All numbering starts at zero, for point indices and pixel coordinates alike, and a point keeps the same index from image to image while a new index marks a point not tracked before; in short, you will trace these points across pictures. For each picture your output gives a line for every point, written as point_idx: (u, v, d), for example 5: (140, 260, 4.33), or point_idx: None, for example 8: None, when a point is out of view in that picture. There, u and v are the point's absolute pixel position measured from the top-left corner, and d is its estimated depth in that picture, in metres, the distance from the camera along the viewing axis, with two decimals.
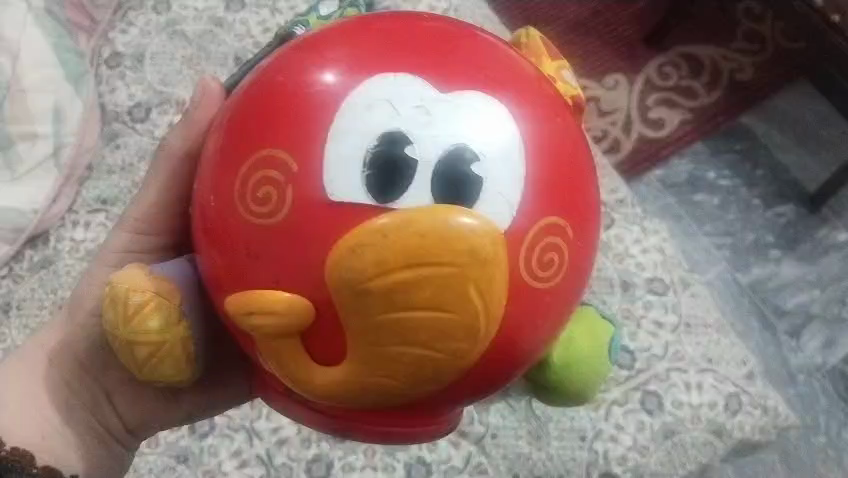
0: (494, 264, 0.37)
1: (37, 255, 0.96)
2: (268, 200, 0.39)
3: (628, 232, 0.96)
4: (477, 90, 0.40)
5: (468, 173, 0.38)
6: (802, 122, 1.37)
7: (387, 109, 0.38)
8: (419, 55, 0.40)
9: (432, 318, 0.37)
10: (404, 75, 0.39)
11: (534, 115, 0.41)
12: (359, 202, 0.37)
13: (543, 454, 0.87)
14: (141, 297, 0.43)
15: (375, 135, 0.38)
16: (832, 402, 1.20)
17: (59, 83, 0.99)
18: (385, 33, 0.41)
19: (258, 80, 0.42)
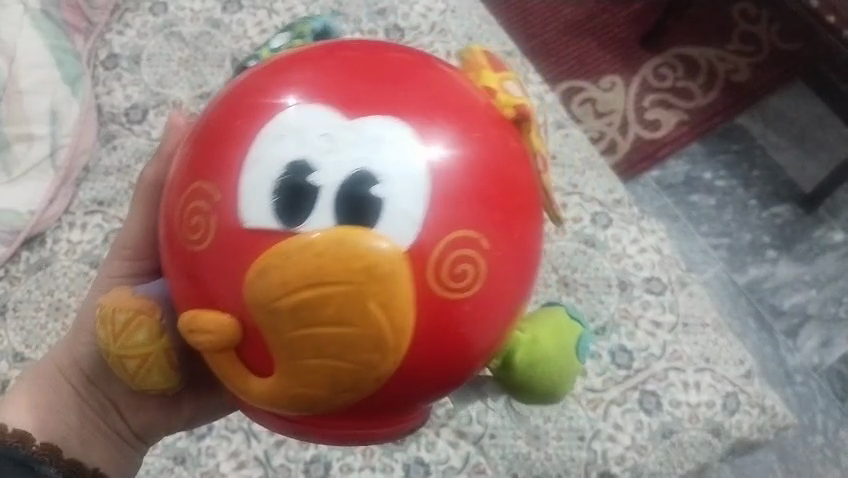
0: (391, 278, 0.37)
1: (33, 256, 0.95)
2: (195, 228, 0.40)
3: (626, 232, 0.96)
4: (388, 110, 0.40)
5: (369, 193, 0.38)
6: (797, 123, 1.38)
7: (293, 139, 0.39)
8: (338, 82, 0.41)
9: (338, 333, 0.37)
10: (319, 101, 0.40)
11: (447, 130, 0.40)
12: (266, 229, 0.38)
13: (542, 453, 0.87)
14: (124, 315, 0.44)
15: (281, 164, 0.39)
16: (830, 402, 1.20)
17: (56, 84, 0.99)
18: (314, 64, 0.42)
19: (203, 117, 0.44)
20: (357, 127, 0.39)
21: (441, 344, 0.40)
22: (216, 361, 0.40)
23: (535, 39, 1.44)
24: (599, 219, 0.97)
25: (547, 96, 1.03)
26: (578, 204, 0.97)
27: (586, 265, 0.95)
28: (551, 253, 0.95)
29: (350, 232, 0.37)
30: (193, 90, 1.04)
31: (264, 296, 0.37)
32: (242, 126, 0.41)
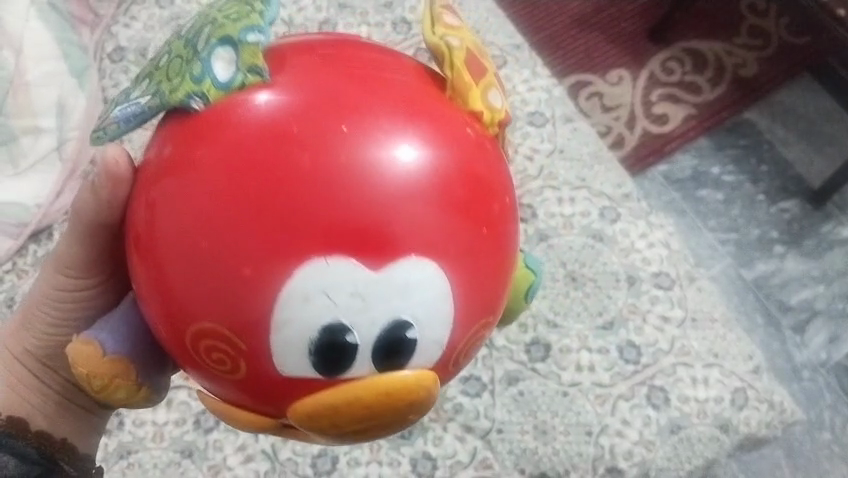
0: (433, 395, 0.38)
1: (40, 250, 0.95)
2: (220, 364, 0.38)
3: (634, 226, 0.96)
4: (412, 258, 0.36)
5: (410, 338, 0.36)
6: (805, 117, 1.37)
7: (322, 301, 0.35)
8: (349, 227, 0.35)
9: (380, 434, 0.39)
10: (336, 259, 0.35)
11: (471, 261, 0.38)
12: (305, 379, 0.37)
13: (549, 448, 0.86)
14: (101, 380, 0.44)
15: (315, 328, 0.36)
16: (837, 398, 1.19)
17: (63, 77, 0.99)
18: (309, 190, 0.35)
19: (176, 233, 0.37)
20: (392, 282, 0.36)
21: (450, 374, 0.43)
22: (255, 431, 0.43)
23: (542, 33, 1.43)
24: (607, 213, 0.96)
25: (555, 90, 1.03)
26: (586, 198, 0.97)
27: (594, 260, 0.94)
28: (559, 246, 0.95)
29: (376, 387, 0.36)
30: None
31: (300, 419, 0.38)
32: (244, 269, 0.36)
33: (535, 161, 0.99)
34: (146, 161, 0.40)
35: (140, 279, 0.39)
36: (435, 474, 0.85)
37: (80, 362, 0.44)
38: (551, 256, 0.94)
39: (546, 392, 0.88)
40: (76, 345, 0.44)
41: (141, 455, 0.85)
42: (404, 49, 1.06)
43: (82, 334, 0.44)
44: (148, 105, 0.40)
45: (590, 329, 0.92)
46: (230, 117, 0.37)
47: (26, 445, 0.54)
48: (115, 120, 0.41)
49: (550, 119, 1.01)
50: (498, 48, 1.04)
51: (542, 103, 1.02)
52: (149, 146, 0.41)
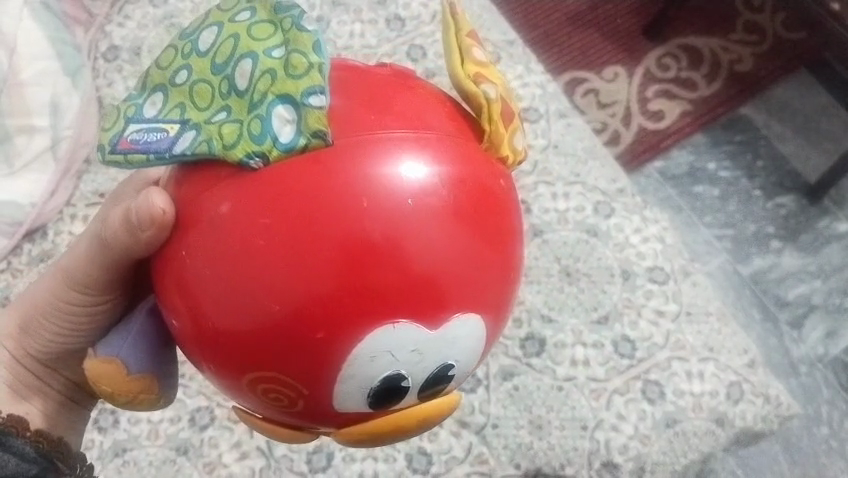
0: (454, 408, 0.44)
1: (35, 249, 0.95)
2: (278, 401, 0.41)
3: (628, 221, 0.96)
4: (464, 317, 0.40)
5: (451, 375, 0.42)
6: (801, 113, 1.37)
7: (386, 356, 0.39)
8: (418, 296, 0.38)
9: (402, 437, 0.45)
10: (403, 324, 0.38)
11: (500, 307, 0.42)
12: (357, 412, 0.41)
13: (544, 443, 0.86)
14: (125, 396, 0.47)
15: (377, 378, 0.39)
16: (834, 392, 1.19)
17: (56, 76, 0.99)
18: (384, 263, 0.38)
19: (247, 295, 0.38)
20: (444, 335, 0.40)
21: None
22: None
23: (537, 31, 1.43)
24: (601, 208, 0.96)
25: (549, 86, 1.03)
26: (580, 193, 0.97)
27: (589, 254, 0.94)
28: (553, 242, 0.95)
29: (419, 414, 0.41)
30: None
31: (345, 438, 0.42)
32: (317, 333, 0.38)
33: (529, 156, 0.99)
34: (189, 207, 0.41)
35: (194, 325, 0.41)
36: (430, 470, 0.85)
37: (107, 380, 0.45)
38: (545, 251, 0.94)
39: (540, 387, 0.88)
40: (97, 364, 0.45)
41: (136, 453, 0.85)
42: (397, 46, 1.06)
43: (101, 352, 0.46)
44: (195, 151, 0.40)
45: (585, 323, 0.92)
46: (294, 180, 0.38)
47: (25, 442, 0.53)
48: (146, 153, 0.41)
49: (544, 115, 1.01)
50: (491, 44, 1.04)
51: (536, 99, 1.02)
52: (195, 188, 0.41)
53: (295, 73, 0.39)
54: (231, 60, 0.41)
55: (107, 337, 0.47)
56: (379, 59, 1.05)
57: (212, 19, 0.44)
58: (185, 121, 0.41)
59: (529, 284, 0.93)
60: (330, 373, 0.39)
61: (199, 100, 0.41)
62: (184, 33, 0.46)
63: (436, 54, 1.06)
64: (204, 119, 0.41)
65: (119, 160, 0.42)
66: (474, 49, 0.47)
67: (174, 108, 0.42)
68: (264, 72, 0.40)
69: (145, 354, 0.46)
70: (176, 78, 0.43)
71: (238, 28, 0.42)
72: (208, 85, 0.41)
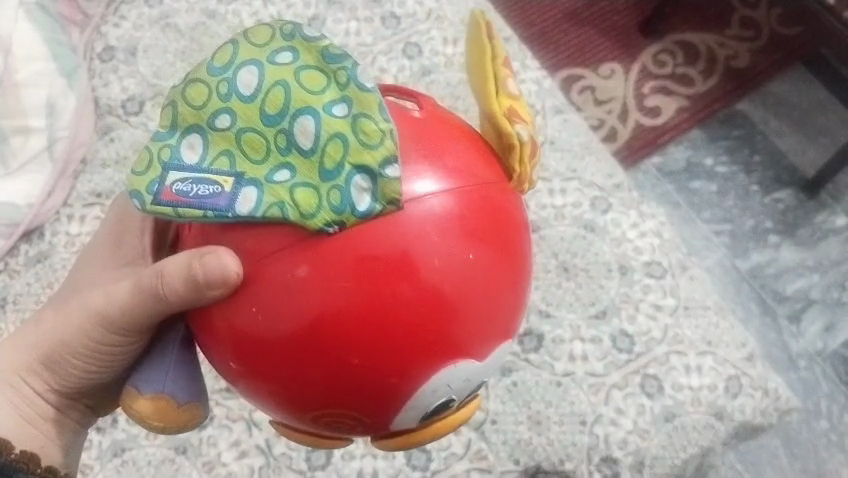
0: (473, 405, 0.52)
1: (32, 249, 0.95)
2: (339, 425, 0.47)
3: (625, 216, 0.95)
4: (501, 344, 0.47)
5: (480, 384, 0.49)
6: (798, 108, 1.37)
7: (443, 387, 0.45)
8: (474, 337, 0.45)
9: None
10: (462, 362, 0.45)
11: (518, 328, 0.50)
12: (404, 427, 0.47)
13: (543, 439, 0.86)
14: (176, 425, 0.50)
15: (433, 400, 0.46)
16: (834, 386, 1.20)
17: (51, 77, 0.99)
18: (452, 315, 0.44)
19: (330, 350, 0.43)
20: (487, 363, 0.47)
21: None
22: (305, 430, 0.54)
23: (533, 28, 1.43)
24: (598, 204, 0.96)
25: (545, 82, 1.03)
26: (577, 189, 0.97)
27: (586, 250, 0.94)
28: (551, 237, 0.95)
29: (455, 421, 0.49)
30: None
31: (388, 443, 0.49)
32: (391, 377, 0.43)
33: None
34: (257, 264, 0.44)
35: (267, 370, 0.45)
36: (429, 466, 0.85)
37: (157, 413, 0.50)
38: (543, 247, 0.94)
39: (539, 382, 0.88)
40: (146, 403, 0.50)
41: (136, 452, 0.85)
42: (393, 44, 1.06)
43: (148, 391, 0.50)
44: (266, 214, 0.42)
45: (583, 318, 0.92)
46: (370, 245, 0.42)
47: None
48: (203, 209, 0.43)
49: (541, 111, 1.01)
50: None
51: (533, 95, 1.02)
52: (261, 247, 0.43)
53: (363, 141, 0.42)
54: (286, 114, 0.43)
55: (148, 375, 0.51)
56: (375, 57, 1.06)
57: (248, 57, 0.45)
58: (239, 173, 0.44)
59: None
60: (394, 404, 0.45)
61: (252, 156, 0.44)
62: (205, 63, 0.47)
63: (431, 51, 1.05)
64: (263, 176, 0.43)
65: (166, 211, 0.44)
66: (508, 83, 0.52)
67: (220, 156, 0.44)
68: (331, 136, 0.42)
69: (188, 386, 0.51)
70: (216, 124, 0.44)
71: (285, 77, 0.44)
72: (259, 136, 0.44)
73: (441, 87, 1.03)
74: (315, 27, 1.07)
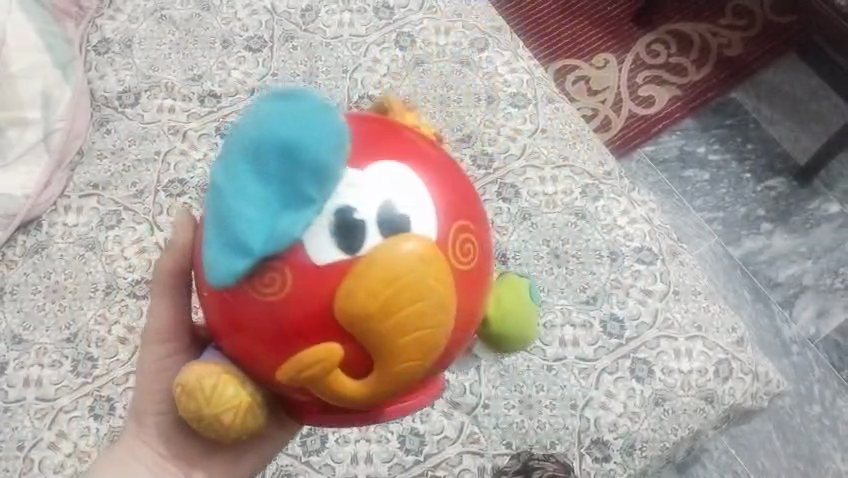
0: (422, 277, 0.43)
1: (30, 240, 0.96)
2: (273, 283, 0.45)
3: (616, 203, 0.96)
4: (402, 164, 0.47)
5: (399, 216, 0.45)
6: (790, 96, 1.40)
7: (359, 198, 0.45)
8: (424, 166, 0.48)
9: (416, 314, 0.44)
10: (384, 164, 0.46)
11: (432, 180, 0.47)
12: (333, 261, 0.44)
13: (534, 422, 0.88)
14: (210, 380, 0.48)
15: (369, 216, 0.45)
16: (826, 371, 1.24)
17: (48, 69, 1.00)
18: (392, 144, 0.48)
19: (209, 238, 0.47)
20: (373, 173, 0.46)
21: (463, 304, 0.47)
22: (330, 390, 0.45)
23: (528, 17, 1.47)
24: (589, 191, 0.97)
25: (536, 72, 1.04)
26: (568, 177, 0.98)
27: (577, 236, 0.95)
28: (542, 224, 0.96)
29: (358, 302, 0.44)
30: (184, 73, 1.05)
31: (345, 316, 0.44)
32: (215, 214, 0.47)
33: (518, 140, 1.00)
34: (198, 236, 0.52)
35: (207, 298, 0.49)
36: (422, 450, 0.86)
37: (195, 376, 0.48)
38: (534, 235, 0.95)
39: (530, 367, 0.90)
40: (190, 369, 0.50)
41: None
42: (386, 34, 1.07)
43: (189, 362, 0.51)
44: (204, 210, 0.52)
45: (574, 304, 0.93)
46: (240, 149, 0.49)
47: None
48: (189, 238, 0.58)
49: (533, 101, 1.02)
50: (479, 31, 1.06)
51: (525, 85, 1.03)
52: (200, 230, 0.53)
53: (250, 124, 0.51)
54: None
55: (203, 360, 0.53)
56: (368, 48, 1.07)
57: None
58: None
59: (518, 267, 0.94)
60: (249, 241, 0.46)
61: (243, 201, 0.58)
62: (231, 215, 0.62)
63: (424, 41, 1.06)
64: None
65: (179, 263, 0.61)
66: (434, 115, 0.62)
67: None
68: None
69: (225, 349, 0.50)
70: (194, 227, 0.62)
71: None
72: None
73: (434, 78, 1.04)
74: (308, 19, 1.08)
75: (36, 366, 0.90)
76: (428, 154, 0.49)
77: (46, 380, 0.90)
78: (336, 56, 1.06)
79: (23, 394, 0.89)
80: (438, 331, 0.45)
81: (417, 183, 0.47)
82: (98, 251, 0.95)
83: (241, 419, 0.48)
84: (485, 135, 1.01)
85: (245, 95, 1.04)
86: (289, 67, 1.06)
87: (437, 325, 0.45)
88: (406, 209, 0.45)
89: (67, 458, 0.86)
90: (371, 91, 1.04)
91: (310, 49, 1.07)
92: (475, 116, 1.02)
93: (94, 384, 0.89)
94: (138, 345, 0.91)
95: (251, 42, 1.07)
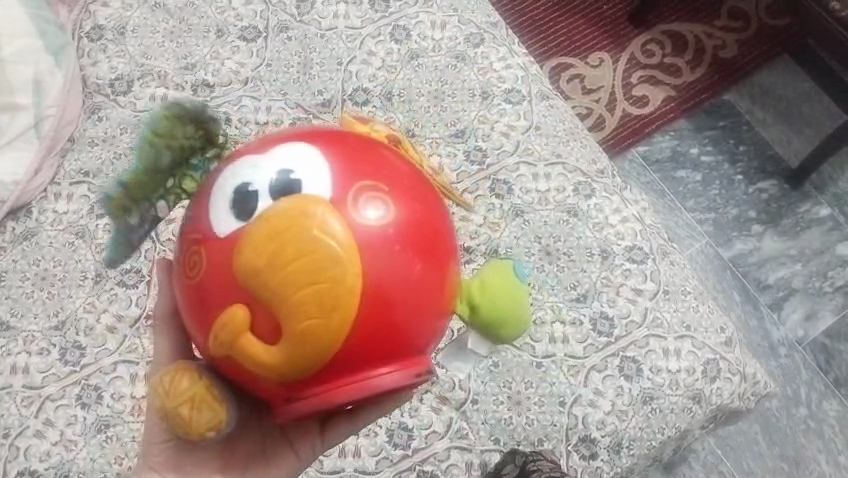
0: (303, 231, 0.49)
1: (19, 227, 0.96)
2: (193, 262, 0.54)
3: (608, 202, 0.96)
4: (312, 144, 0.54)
5: (290, 182, 0.52)
6: (784, 99, 1.41)
7: (261, 174, 0.53)
8: (334, 144, 0.54)
9: (301, 267, 0.49)
10: (293, 145, 0.54)
11: (339, 153, 0.54)
12: (232, 230, 0.52)
13: (523, 418, 0.88)
14: (169, 378, 0.57)
15: (267, 185, 0.52)
16: (813, 373, 1.25)
17: (38, 55, 0.98)
18: (310, 133, 0.56)
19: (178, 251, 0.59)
20: (279, 152, 0.54)
21: (376, 264, 0.51)
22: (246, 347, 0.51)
23: (523, 14, 1.47)
24: (582, 189, 0.97)
25: (531, 68, 1.04)
26: (561, 174, 0.98)
27: (569, 234, 0.95)
28: (535, 221, 0.96)
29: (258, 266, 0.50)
30: (177, 61, 1.04)
31: (242, 274, 0.50)
32: None
33: (512, 137, 1.00)
34: None
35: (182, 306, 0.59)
36: (410, 444, 0.86)
37: (163, 373, 0.58)
38: (527, 231, 0.95)
39: (520, 363, 0.90)
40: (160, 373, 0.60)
41: (120, 428, 0.86)
42: (381, 27, 1.07)
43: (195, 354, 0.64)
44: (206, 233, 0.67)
45: (565, 302, 0.92)
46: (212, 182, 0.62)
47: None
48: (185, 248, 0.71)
49: (527, 97, 1.02)
50: (475, 26, 1.06)
51: (519, 80, 1.03)
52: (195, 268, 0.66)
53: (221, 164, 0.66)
54: None
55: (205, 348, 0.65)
56: (363, 40, 1.06)
57: None
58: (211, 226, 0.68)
59: None
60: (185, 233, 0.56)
61: None
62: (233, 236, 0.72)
63: (420, 35, 1.06)
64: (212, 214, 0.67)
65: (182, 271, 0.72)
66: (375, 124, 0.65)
67: None
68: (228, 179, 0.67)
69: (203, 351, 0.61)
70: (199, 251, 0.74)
71: None
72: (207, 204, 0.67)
73: (428, 73, 1.04)
74: (303, 10, 1.08)
75: (23, 354, 0.90)
76: (342, 139, 0.55)
77: (33, 368, 0.89)
78: (332, 48, 1.06)
79: (9, 381, 0.89)
80: (330, 287, 0.49)
81: (321, 160, 0.53)
82: (88, 239, 0.95)
83: (200, 402, 0.56)
84: (479, 130, 1.01)
85: (238, 85, 1.04)
86: (283, 58, 1.05)
87: (327, 279, 0.49)
88: (299, 176, 0.52)
89: (54, 447, 0.85)
90: (366, 84, 1.04)
91: (305, 40, 1.06)
92: (469, 111, 1.02)
93: (82, 373, 0.88)
94: (127, 334, 0.90)
95: (245, 32, 1.06)
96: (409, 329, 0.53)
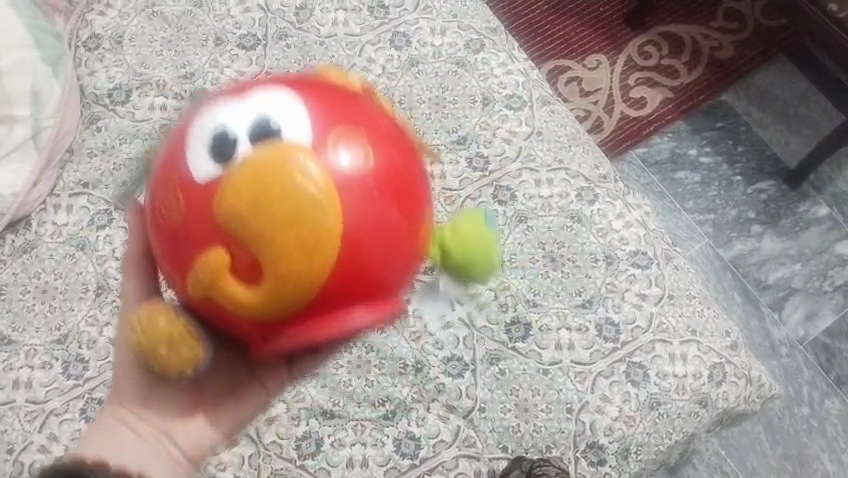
0: (287, 173, 0.48)
1: (18, 240, 0.95)
2: (172, 205, 0.52)
3: (612, 207, 0.96)
4: (287, 91, 0.53)
5: (271, 128, 0.51)
6: (781, 99, 1.42)
7: (240, 118, 0.51)
8: (309, 92, 0.53)
9: (286, 208, 0.48)
10: (268, 91, 0.53)
11: (315, 101, 0.53)
12: (213, 175, 0.50)
13: (531, 426, 0.87)
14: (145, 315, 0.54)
15: (246, 129, 0.51)
16: (814, 373, 1.25)
17: (35, 64, 0.97)
18: (283, 81, 0.55)
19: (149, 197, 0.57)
20: (255, 98, 0.52)
21: (359, 205, 0.50)
22: (230, 289, 0.49)
23: (519, 17, 1.47)
24: (585, 194, 0.97)
25: (532, 74, 1.04)
26: (564, 180, 0.98)
27: (572, 240, 0.95)
28: (539, 227, 0.95)
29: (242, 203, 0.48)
30: (176, 70, 1.03)
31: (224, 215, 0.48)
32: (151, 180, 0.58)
33: (514, 143, 1.00)
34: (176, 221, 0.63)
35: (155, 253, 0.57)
36: (418, 454, 0.86)
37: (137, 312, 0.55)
38: (531, 237, 0.95)
39: (526, 370, 0.89)
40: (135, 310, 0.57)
41: None
42: (381, 33, 1.06)
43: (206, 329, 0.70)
44: None
45: (570, 308, 0.92)
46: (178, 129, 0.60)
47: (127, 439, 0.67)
48: None
49: (528, 102, 1.02)
50: (475, 31, 1.06)
51: (520, 86, 1.03)
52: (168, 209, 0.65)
53: None
54: None
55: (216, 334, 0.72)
56: (363, 47, 1.06)
57: None
58: None
59: (515, 270, 0.94)
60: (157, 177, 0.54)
61: None
62: None
63: (420, 41, 1.06)
64: None
65: None
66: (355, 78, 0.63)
67: None
68: None
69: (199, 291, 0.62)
70: None
71: None
72: None
73: (429, 79, 1.04)
74: (302, 17, 1.07)
75: (25, 368, 0.89)
76: (315, 87, 0.55)
77: (36, 383, 0.88)
78: (331, 56, 1.05)
79: (11, 396, 0.88)
80: (313, 229, 0.48)
81: (298, 106, 0.52)
82: (88, 251, 0.94)
83: (178, 339, 0.54)
84: (481, 136, 1.00)
85: None
86: (283, 66, 1.05)
87: (311, 225, 0.48)
88: (279, 122, 0.51)
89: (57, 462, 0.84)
90: None
91: (304, 47, 1.06)
92: (471, 117, 1.01)
93: (85, 387, 0.88)
94: None
95: (244, 40, 1.06)
96: (385, 270, 0.52)
